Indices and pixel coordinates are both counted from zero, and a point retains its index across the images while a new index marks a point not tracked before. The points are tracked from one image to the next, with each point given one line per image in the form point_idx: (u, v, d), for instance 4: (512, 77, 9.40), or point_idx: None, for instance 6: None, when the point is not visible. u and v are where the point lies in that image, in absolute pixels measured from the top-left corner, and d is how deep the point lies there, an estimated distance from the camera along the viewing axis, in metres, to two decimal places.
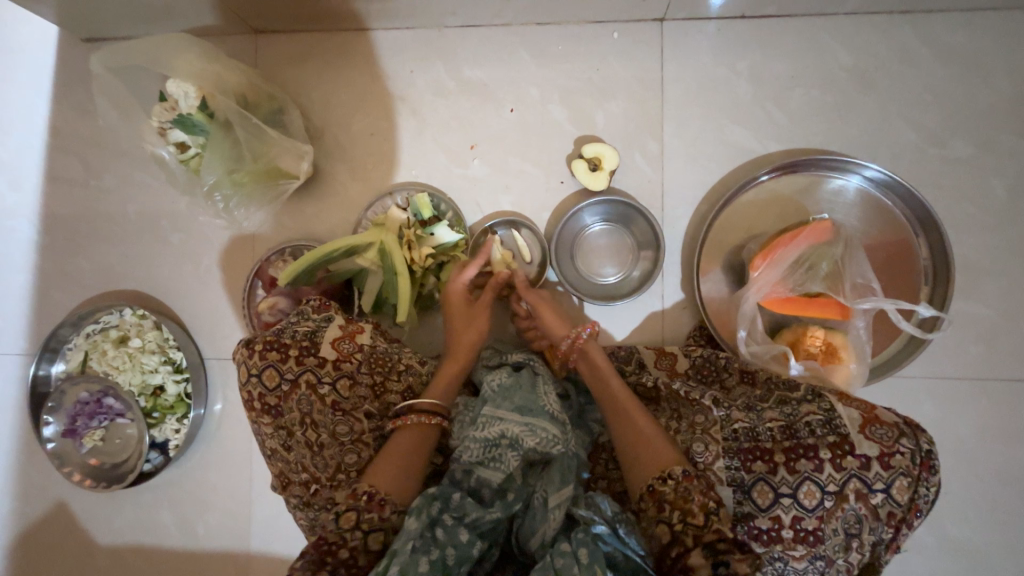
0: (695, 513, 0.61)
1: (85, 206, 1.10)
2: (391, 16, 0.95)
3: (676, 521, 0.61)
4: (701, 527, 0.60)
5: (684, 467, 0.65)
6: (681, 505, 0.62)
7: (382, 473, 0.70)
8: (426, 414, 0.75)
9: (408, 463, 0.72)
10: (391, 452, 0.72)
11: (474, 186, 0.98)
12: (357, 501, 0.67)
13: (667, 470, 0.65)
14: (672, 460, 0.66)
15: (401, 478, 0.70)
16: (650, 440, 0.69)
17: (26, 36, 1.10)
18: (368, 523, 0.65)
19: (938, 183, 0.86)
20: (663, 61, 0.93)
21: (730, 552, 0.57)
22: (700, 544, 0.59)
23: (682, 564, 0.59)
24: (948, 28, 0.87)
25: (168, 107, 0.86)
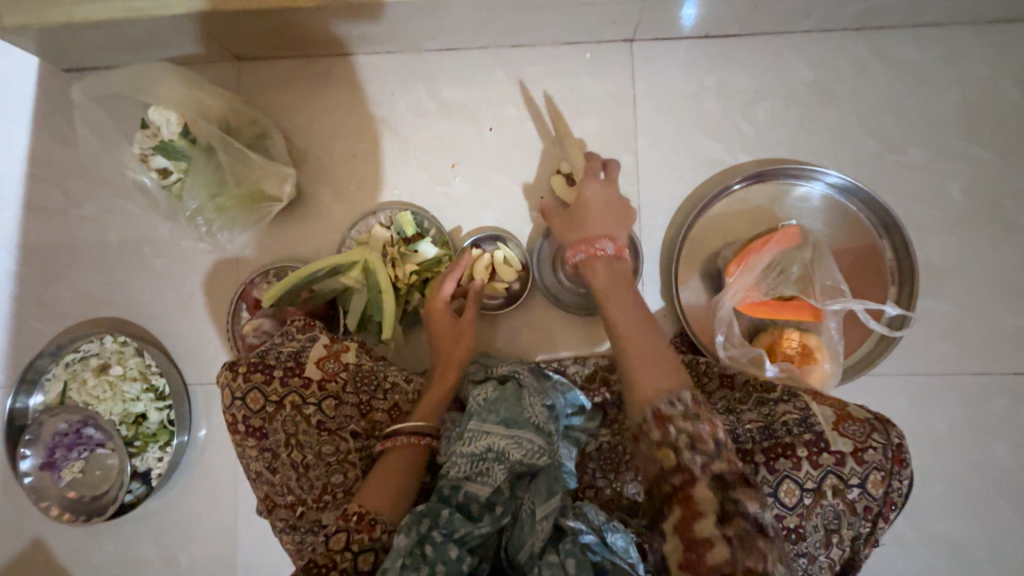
0: (705, 439, 0.56)
1: (65, 234, 1.10)
2: (371, 41, 0.99)
3: (684, 449, 0.56)
4: (711, 455, 0.56)
5: (694, 393, 0.60)
6: (690, 431, 0.57)
7: (372, 493, 0.70)
8: (416, 434, 0.76)
9: (400, 482, 0.72)
10: (382, 473, 0.73)
11: (456, 203, 1.00)
12: (347, 522, 0.66)
13: (678, 392, 0.59)
14: (681, 385, 0.60)
15: (392, 498, 0.70)
16: (664, 361, 0.63)
17: (5, 67, 1.10)
18: (357, 544, 0.65)
19: (899, 188, 0.91)
20: (635, 78, 0.97)
21: (737, 483, 0.54)
22: (707, 474, 0.55)
23: (683, 495, 0.55)
24: (900, 42, 0.92)
25: (149, 133, 0.87)
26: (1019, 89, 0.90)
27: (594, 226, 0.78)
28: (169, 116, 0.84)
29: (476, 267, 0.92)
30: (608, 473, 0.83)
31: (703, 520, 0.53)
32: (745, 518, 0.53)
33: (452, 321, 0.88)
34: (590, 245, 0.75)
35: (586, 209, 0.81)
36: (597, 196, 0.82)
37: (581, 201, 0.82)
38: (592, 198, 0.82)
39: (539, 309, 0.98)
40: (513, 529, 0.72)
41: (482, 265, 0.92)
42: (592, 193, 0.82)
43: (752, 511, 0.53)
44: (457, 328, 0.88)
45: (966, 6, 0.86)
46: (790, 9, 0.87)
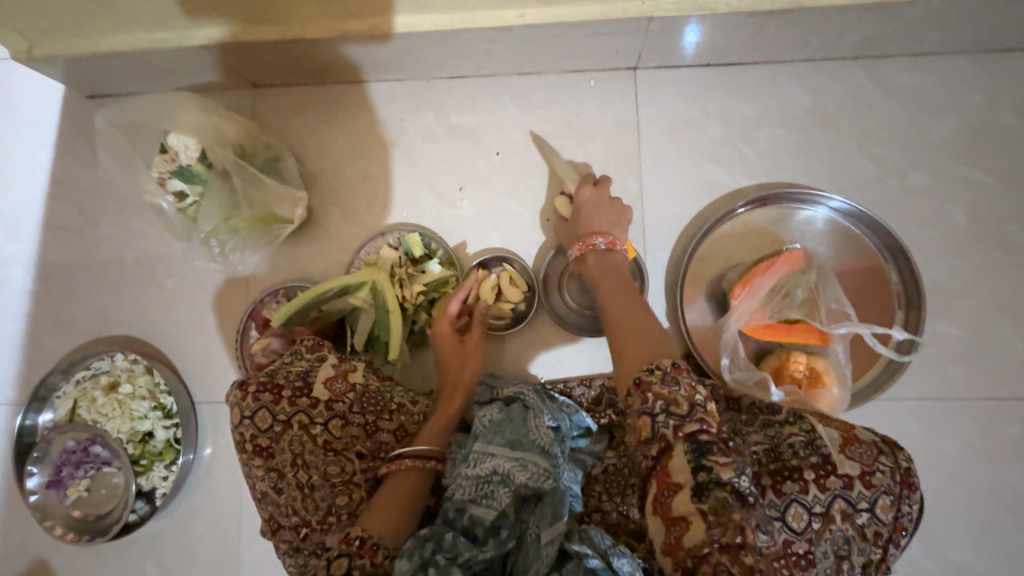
0: (680, 404, 0.59)
1: (81, 253, 1.12)
2: (382, 69, 1.02)
3: (659, 415, 0.60)
4: (685, 418, 0.59)
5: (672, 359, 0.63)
6: (666, 396, 0.60)
7: (376, 516, 0.69)
8: (422, 457, 0.76)
9: (405, 507, 0.71)
10: (387, 496, 0.72)
11: (463, 225, 1.02)
12: (348, 546, 0.65)
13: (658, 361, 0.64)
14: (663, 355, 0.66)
15: (395, 522, 0.69)
16: (650, 335, 0.70)
17: (32, 94, 1.15)
18: (358, 570, 0.63)
19: (902, 211, 0.91)
20: (638, 104, 0.99)
21: (712, 448, 0.57)
22: (681, 438, 0.58)
23: (661, 462, 0.59)
24: (898, 70, 0.94)
25: (168, 158, 0.90)
26: (1019, 115, 0.92)
27: (589, 226, 0.86)
28: (189, 142, 0.87)
29: (482, 289, 0.93)
30: (615, 497, 0.82)
31: (680, 495, 0.57)
32: (721, 485, 0.55)
33: (458, 342, 0.90)
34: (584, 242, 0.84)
35: (580, 213, 0.89)
36: (588, 199, 0.89)
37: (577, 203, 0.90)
38: (585, 201, 0.89)
39: (545, 330, 0.99)
40: (518, 552, 0.71)
41: (489, 287, 0.93)
42: (584, 197, 0.89)
43: (727, 477, 0.55)
44: (463, 350, 0.90)
45: (962, 36, 0.89)
46: (789, 39, 0.90)
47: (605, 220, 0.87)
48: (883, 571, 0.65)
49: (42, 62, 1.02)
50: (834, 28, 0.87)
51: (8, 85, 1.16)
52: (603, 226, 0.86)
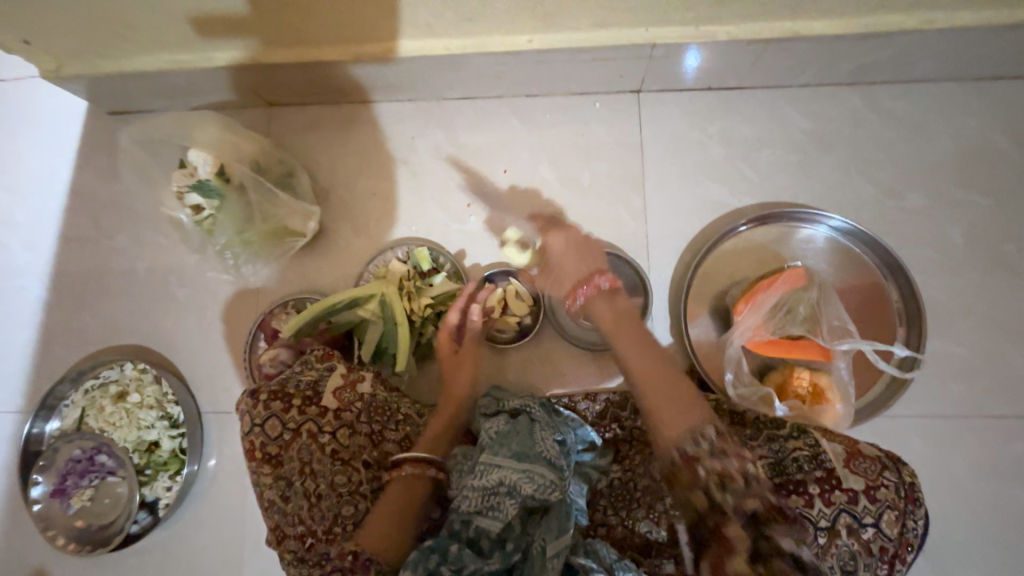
0: (733, 475, 0.57)
1: (96, 263, 1.15)
2: (395, 90, 1.06)
3: (714, 488, 0.57)
4: (742, 492, 0.56)
5: (716, 427, 0.60)
6: (718, 468, 0.58)
7: (369, 531, 0.70)
8: (417, 463, 0.77)
9: (398, 520, 0.72)
10: (381, 510, 0.73)
11: (470, 240, 1.04)
12: (343, 561, 0.68)
13: (702, 429, 0.60)
14: (703, 420, 0.61)
15: (387, 535, 0.70)
16: (684, 394, 0.63)
17: (56, 110, 1.19)
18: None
19: (901, 231, 0.94)
20: (642, 126, 1.03)
21: (771, 519, 0.55)
22: (739, 514, 0.55)
23: (717, 538, 0.56)
24: (894, 96, 0.97)
25: (187, 172, 0.92)
26: (1012, 140, 0.95)
27: (580, 270, 0.78)
28: (205, 158, 0.89)
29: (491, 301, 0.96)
30: (620, 512, 0.82)
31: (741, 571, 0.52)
32: (782, 557, 0.52)
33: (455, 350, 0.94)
34: (587, 285, 0.74)
35: (563, 258, 0.82)
36: (565, 244, 0.84)
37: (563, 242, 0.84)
38: (563, 246, 0.84)
39: (549, 343, 1.00)
40: (524, 565, 0.72)
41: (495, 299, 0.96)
42: (558, 243, 0.86)
43: (788, 548, 0.53)
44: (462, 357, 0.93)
45: (954, 64, 0.92)
46: (787, 65, 0.93)
47: (592, 260, 0.80)
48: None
49: (69, 80, 1.06)
50: (831, 55, 0.90)
51: (32, 101, 1.20)
52: (595, 264, 0.79)
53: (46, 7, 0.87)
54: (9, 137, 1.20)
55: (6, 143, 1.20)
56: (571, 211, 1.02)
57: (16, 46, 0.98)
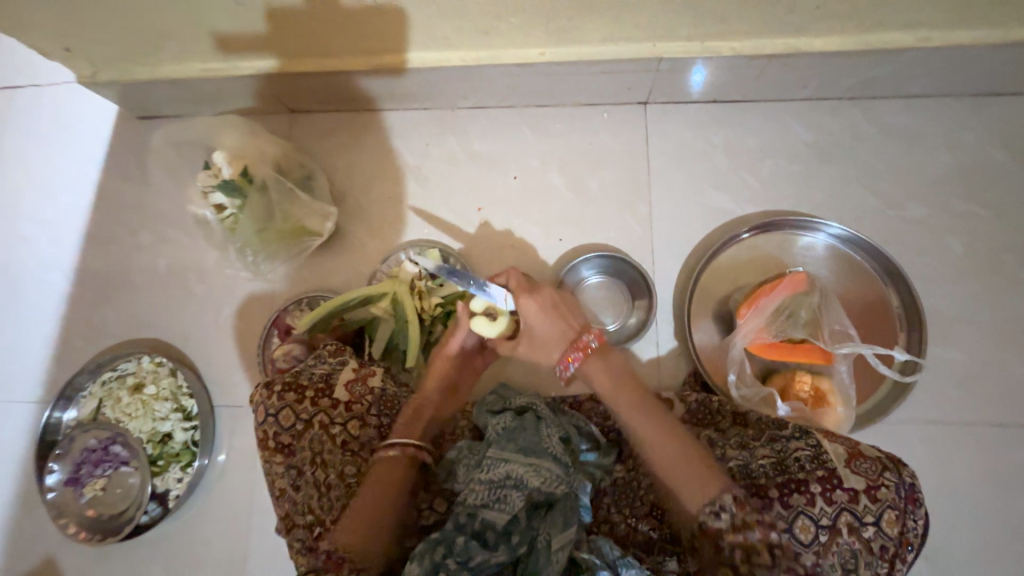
0: (760, 552, 0.63)
1: (119, 259, 1.19)
2: (411, 100, 1.11)
3: (741, 562, 0.63)
4: (770, 564, 0.63)
5: (734, 495, 0.64)
6: (744, 545, 0.63)
7: (342, 532, 0.73)
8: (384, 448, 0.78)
9: (367, 523, 0.73)
10: (353, 510, 0.74)
11: (480, 243, 1.07)
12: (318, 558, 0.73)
13: (718, 500, 0.64)
14: (721, 489, 0.65)
15: (359, 539, 0.72)
16: (693, 462, 0.67)
17: (88, 113, 1.25)
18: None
19: (902, 241, 0.96)
20: (648, 136, 1.06)
21: None
22: None
23: None
24: (893, 110, 1.01)
25: (212, 173, 0.97)
26: (1009, 153, 0.97)
27: (562, 336, 0.76)
28: (219, 157, 0.95)
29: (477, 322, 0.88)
30: (623, 510, 0.83)
31: None
32: None
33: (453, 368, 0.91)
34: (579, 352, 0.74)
35: (541, 325, 0.77)
36: (535, 309, 0.77)
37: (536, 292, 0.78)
38: (534, 313, 0.77)
39: None
40: (528, 559, 0.73)
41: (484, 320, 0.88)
42: (529, 308, 0.77)
43: None
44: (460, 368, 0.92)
45: (951, 80, 0.95)
46: (789, 80, 0.97)
47: (568, 321, 0.77)
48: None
49: (103, 85, 1.12)
50: (831, 71, 0.94)
51: (66, 105, 1.27)
52: (575, 322, 0.77)
53: (88, 17, 0.93)
54: (43, 140, 1.26)
55: (40, 146, 1.26)
56: (578, 217, 1.05)
57: (56, 53, 1.04)
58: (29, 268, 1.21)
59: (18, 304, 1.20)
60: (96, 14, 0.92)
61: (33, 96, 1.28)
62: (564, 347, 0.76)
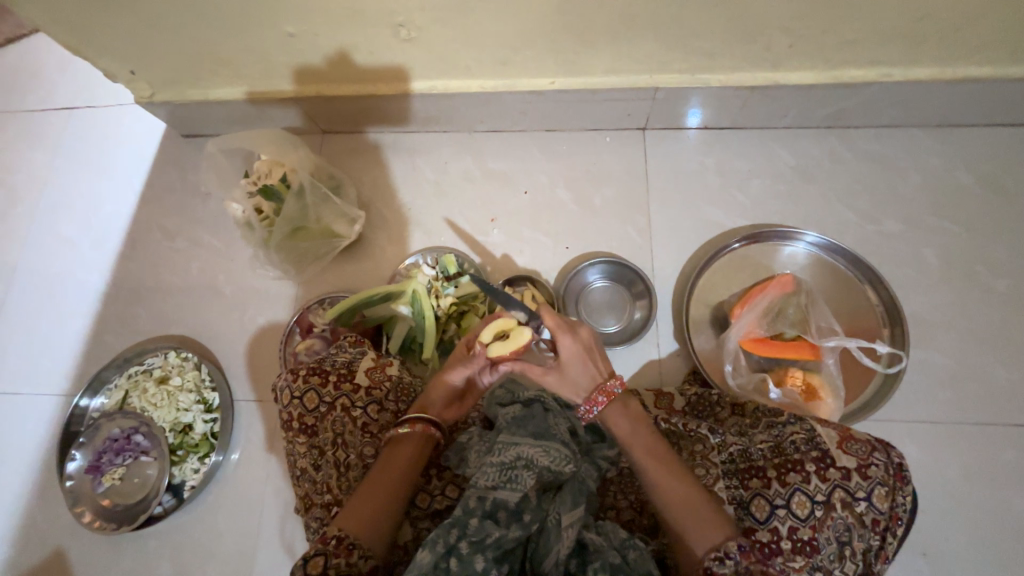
0: None
1: (153, 262, 1.27)
2: (433, 123, 1.23)
3: None
4: None
5: (741, 544, 0.66)
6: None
7: (351, 516, 0.71)
8: (396, 427, 0.81)
9: (379, 505, 0.73)
10: (362, 493, 0.74)
11: (491, 250, 1.16)
12: (324, 546, 0.68)
13: (724, 547, 0.65)
14: (726, 536, 0.66)
15: (370, 521, 0.71)
16: (702, 508, 0.68)
17: (138, 132, 1.38)
18: (334, 569, 0.66)
19: (881, 252, 1.04)
20: (647, 158, 1.18)
21: None
22: None
23: None
24: (866, 138, 1.13)
25: (251, 181, 1.07)
26: (973, 176, 1.08)
27: (590, 378, 0.78)
28: (258, 167, 1.07)
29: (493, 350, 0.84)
30: (630, 495, 0.87)
31: None
32: None
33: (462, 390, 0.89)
34: (604, 393, 0.77)
35: (574, 367, 0.78)
36: (576, 352, 0.77)
37: (579, 333, 0.79)
38: (573, 354, 0.77)
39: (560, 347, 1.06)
40: (539, 538, 0.76)
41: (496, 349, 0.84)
42: (568, 348, 0.77)
43: None
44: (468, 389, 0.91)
45: (915, 112, 1.08)
46: (771, 109, 1.10)
47: (599, 366, 0.78)
48: (884, 560, 0.70)
49: (158, 105, 1.25)
50: (808, 102, 1.06)
51: (119, 125, 1.40)
52: (603, 366, 0.79)
53: (156, 44, 1.06)
54: (94, 154, 1.38)
55: (89, 160, 1.38)
56: (584, 228, 1.14)
57: (122, 76, 1.17)
58: (69, 268, 1.30)
59: (54, 302, 1.27)
60: (165, 42, 1.06)
61: (88, 117, 1.42)
62: (590, 389, 0.78)
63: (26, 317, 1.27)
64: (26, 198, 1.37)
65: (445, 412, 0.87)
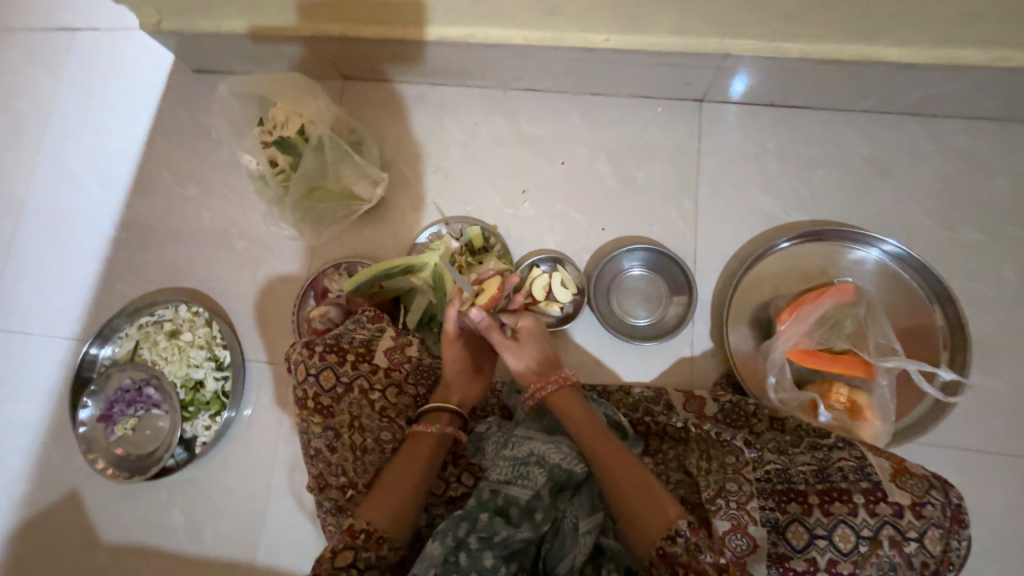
0: None
1: (163, 208, 1.21)
2: (466, 76, 1.11)
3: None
4: None
5: (689, 520, 0.65)
6: None
7: (377, 507, 0.68)
8: (426, 422, 0.77)
9: (404, 496, 0.70)
10: (386, 484, 0.71)
11: (521, 225, 1.07)
12: (354, 539, 0.66)
13: (675, 526, 0.65)
14: (675, 515, 0.66)
15: (396, 514, 0.68)
16: (650, 489, 0.68)
17: (145, 62, 1.28)
18: (364, 562, 0.65)
19: (953, 263, 0.94)
20: (700, 134, 1.05)
21: None
22: None
23: None
24: (954, 130, 0.99)
25: (266, 131, 0.97)
26: None
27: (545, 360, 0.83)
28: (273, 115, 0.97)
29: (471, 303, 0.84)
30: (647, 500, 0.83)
31: None
32: None
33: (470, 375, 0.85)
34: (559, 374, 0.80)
35: (529, 345, 0.83)
36: (532, 331, 0.85)
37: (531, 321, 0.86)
38: (529, 332, 0.85)
39: (587, 335, 0.99)
40: (552, 540, 0.73)
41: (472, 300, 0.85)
42: (528, 326, 0.85)
43: None
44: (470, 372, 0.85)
45: (1020, 104, 0.94)
46: (851, 90, 0.96)
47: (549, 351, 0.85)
48: None
49: (165, 35, 1.13)
50: (897, 84, 0.93)
51: (124, 53, 1.29)
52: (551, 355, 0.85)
53: None
54: (99, 84, 1.28)
55: (93, 90, 1.28)
56: (623, 208, 1.05)
57: None
58: (75, 208, 1.24)
59: (62, 242, 1.23)
60: None
61: (91, 42, 1.31)
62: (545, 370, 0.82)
63: (34, 257, 1.23)
64: (29, 128, 1.29)
65: (473, 399, 0.85)
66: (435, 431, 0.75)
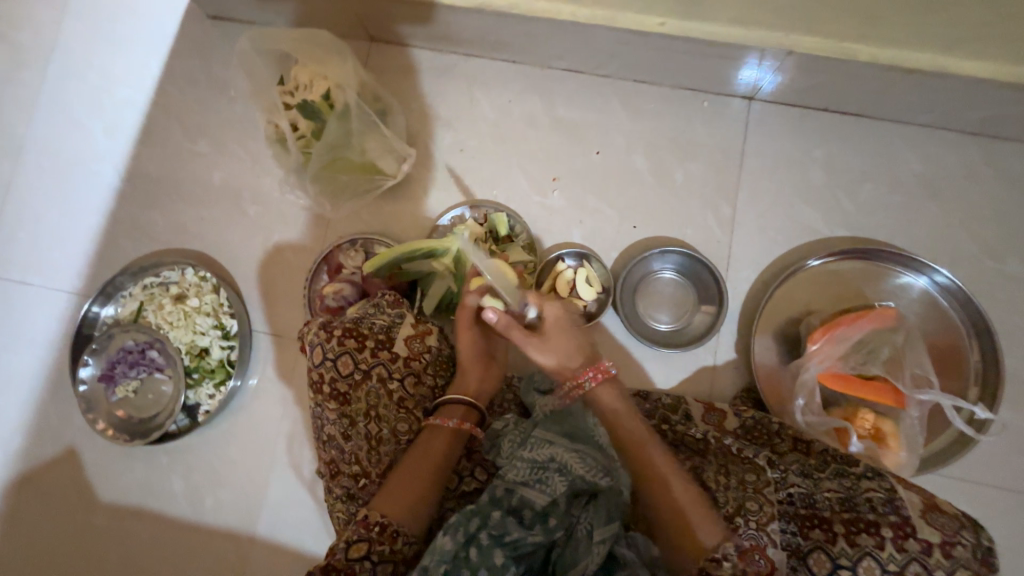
0: None
1: (171, 163, 1.14)
2: (503, 50, 1.03)
3: None
4: None
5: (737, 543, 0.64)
6: None
7: (393, 500, 0.68)
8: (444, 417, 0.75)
9: (420, 490, 0.69)
10: (401, 475, 0.70)
11: (548, 215, 1.02)
12: (368, 531, 0.65)
13: (722, 549, 0.63)
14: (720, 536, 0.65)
15: (413, 509, 0.68)
16: (696, 505, 0.67)
17: (156, 2, 1.18)
18: (379, 555, 0.64)
19: (994, 294, 0.91)
20: (746, 135, 1.00)
21: None
22: None
23: None
24: (1014, 155, 0.94)
25: (287, 90, 0.91)
26: None
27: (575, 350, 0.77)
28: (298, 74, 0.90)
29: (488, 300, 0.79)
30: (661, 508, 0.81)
31: None
32: None
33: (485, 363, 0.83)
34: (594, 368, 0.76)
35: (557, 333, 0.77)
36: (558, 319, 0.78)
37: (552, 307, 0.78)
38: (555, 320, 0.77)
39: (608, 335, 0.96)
40: (564, 545, 0.71)
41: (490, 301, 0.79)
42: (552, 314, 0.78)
43: None
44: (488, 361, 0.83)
45: None
46: (913, 102, 0.91)
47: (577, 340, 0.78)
48: None
49: None
50: (965, 101, 0.87)
51: None
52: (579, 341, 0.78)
53: None
54: (106, 22, 1.19)
55: (99, 28, 1.20)
56: (657, 207, 1.00)
57: None
58: (78, 155, 1.17)
59: (63, 191, 1.17)
60: None
61: None
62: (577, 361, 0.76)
63: (33, 204, 1.17)
64: (29, 64, 1.21)
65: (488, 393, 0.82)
66: (457, 427, 0.74)
